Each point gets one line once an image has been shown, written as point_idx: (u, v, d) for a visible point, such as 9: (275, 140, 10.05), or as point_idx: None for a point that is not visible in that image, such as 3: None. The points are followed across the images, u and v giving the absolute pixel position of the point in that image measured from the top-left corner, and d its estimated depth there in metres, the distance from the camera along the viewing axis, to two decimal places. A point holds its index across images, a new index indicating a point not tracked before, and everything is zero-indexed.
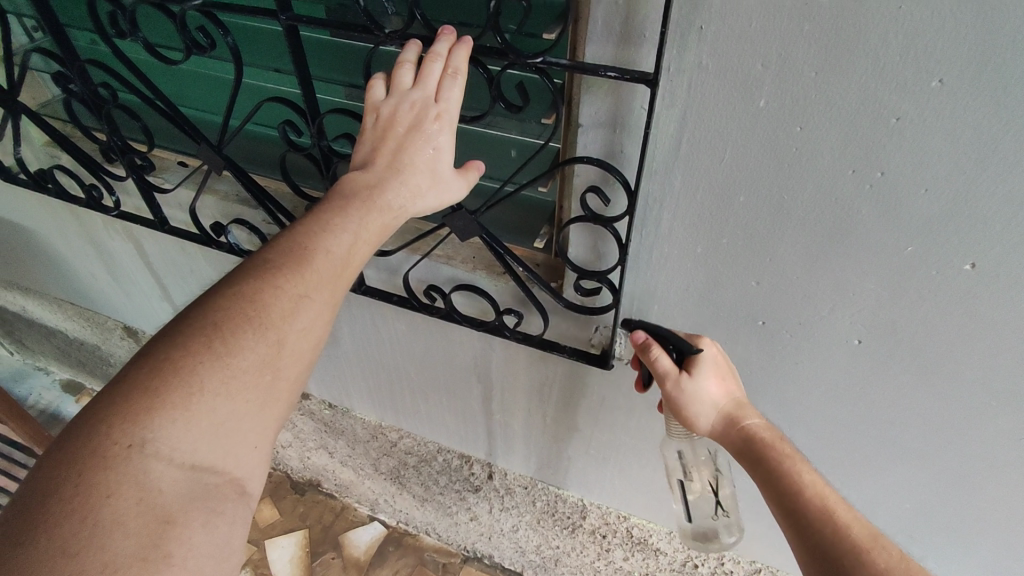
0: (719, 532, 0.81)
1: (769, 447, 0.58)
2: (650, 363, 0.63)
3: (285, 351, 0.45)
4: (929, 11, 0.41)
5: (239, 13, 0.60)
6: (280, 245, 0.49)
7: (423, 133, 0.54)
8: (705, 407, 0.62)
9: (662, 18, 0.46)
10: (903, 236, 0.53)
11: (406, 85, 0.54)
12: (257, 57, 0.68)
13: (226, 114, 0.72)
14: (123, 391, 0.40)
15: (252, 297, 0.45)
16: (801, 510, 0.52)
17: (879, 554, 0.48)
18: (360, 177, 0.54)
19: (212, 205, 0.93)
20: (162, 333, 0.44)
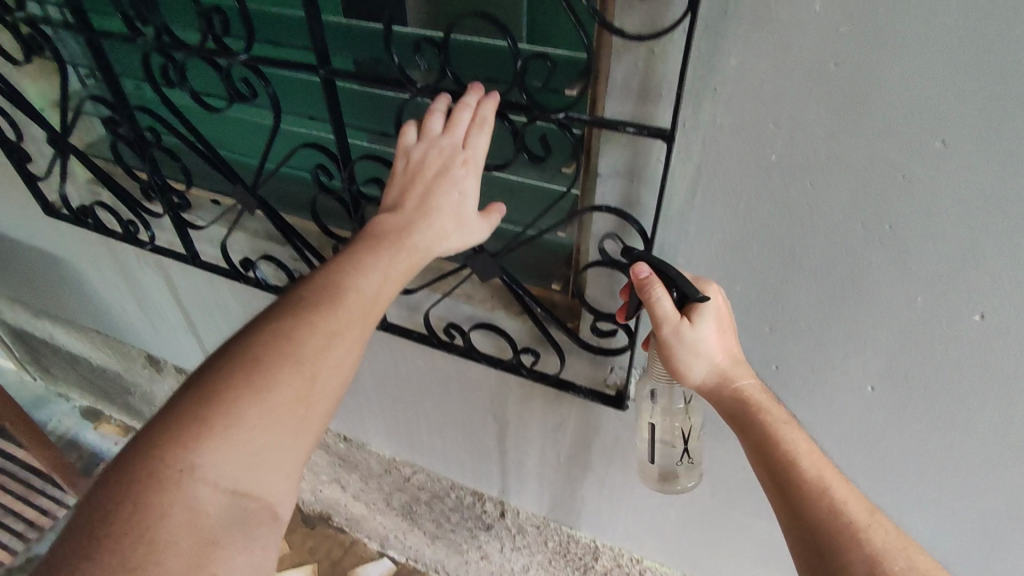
0: (677, 472, 0.73)
1: (765, 414, 0.56)
2: (650, 305, 0.55)
3: (319, 384, 0.47)
4: (930, 79, 0.44)
5: (281, 67, 0.64)
6: (317, 283, 0.52)
7: (451, 179, 0.57)
8: (700, 360, 0.58)
9: (678, 80, 0.50)
10: (913, 287, 0.55)
11: (436, 133, 0.57)
12: (294, 107, 0.72)
13: (263, 158, 0.76)
14: (173, 418, 0.43)
15: (290, 333, 0.47)
16: (798, 480, 0.51)
17: (875, 533, 0.48)
18: (389, 220, 0.57)
19: (241, 241, 0.96)
20: (208, 363, 0.46)
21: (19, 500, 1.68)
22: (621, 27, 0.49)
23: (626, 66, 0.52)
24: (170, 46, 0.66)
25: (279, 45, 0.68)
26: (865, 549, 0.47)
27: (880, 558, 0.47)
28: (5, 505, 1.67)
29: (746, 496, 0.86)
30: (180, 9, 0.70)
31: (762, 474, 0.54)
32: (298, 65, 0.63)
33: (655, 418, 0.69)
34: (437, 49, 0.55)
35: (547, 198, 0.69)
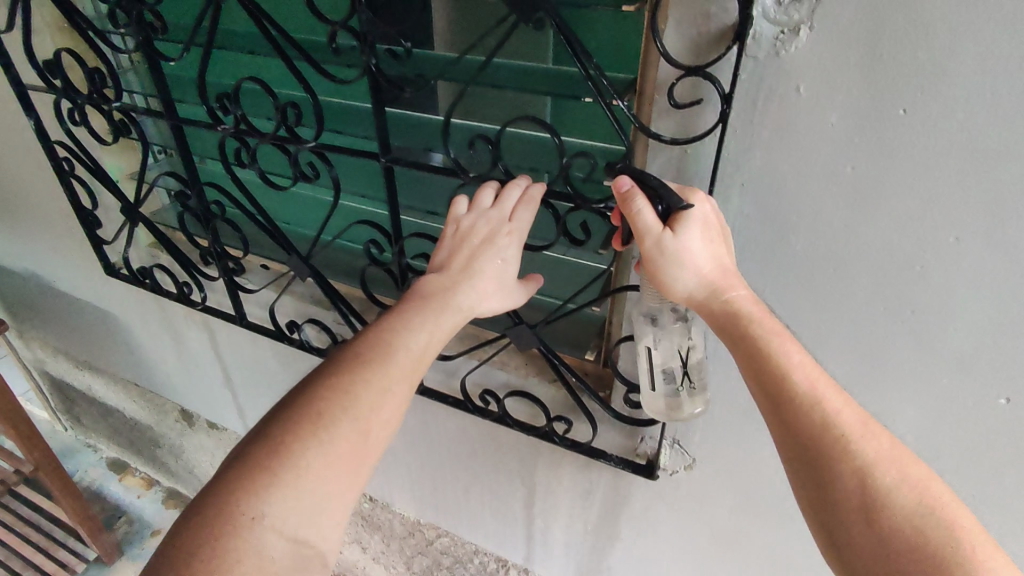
0: (681, 401, 0.64)
1: (755, 324, 0.49)
2: (633, 218, 0.51)
3: (372, 436, 0.51)
4: (941, 184, 0.48)
5: (346, 153, 0.71)
6: (370, 338, 0.55)
7: (495, 245, 0.61)
8: (687, 272, 0.52)
9: (709, 177, 0.55)
10: (937, 368, 0.58)
11: (486, 204, 0.62)
12: (352, 187, 0.79)
13: (319, 231, 0.82)
14: (245, 466, 0.47)
15: (348, 390, 0.51)
16: (789, 394, 0.46)
17: (868, 445, 0.45)
18: (435, 279, 0.60)
19: (289, 305, 1.02)
20: (275, 414, 0.50)
21: (42, 552, 1.70)
22: (658, 131, 0.55)
23: (661, 162, 0.57)
24: (246, 133, 0.74)
25: (344, 134, 0.75)
26: (855, 463, 0.44)
27: (872, 473, 0.44)
28: (28, 557, 1.68)
29: (777, 570, 0.85)
30: (257, 101, 0.78)
31: (751, 386, 0.49)
32: (361, 152, 0.70)
33: (650, 339, 0.63)
34: (491, 144, 0.61)
35: (584, 275, 0.73)
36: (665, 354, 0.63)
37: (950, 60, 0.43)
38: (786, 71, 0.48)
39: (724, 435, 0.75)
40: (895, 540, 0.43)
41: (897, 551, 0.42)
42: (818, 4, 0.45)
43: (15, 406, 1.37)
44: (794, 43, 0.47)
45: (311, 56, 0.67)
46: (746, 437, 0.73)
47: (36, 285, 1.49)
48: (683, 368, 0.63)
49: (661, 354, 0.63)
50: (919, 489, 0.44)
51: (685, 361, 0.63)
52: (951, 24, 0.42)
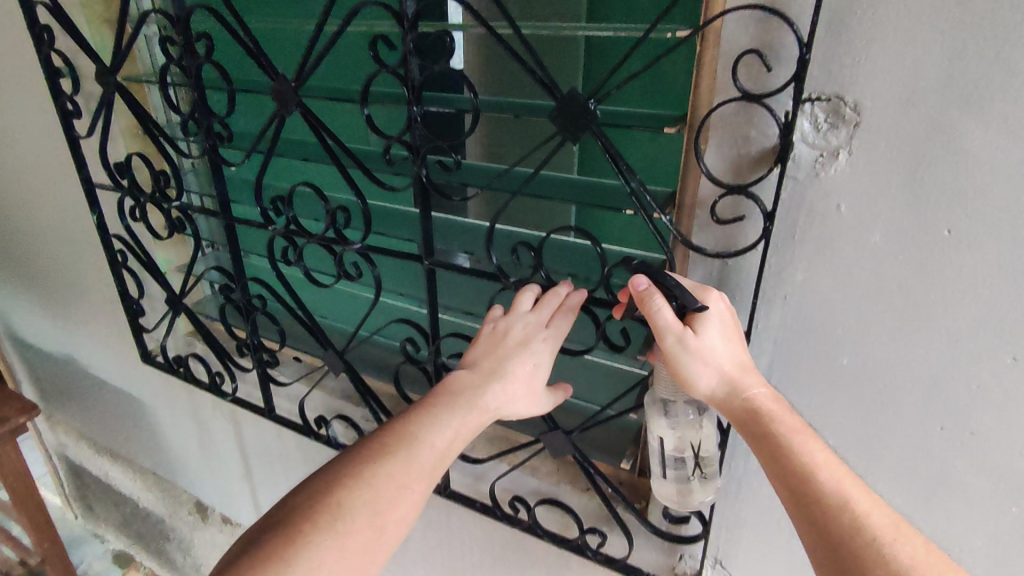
0: (692, 492, 0.61)
1: (777, 422, 0.48)
2: (650, 315, 0.51)
3: (385, 536, 0.49)
4: (992, 304, 0.47)
5: (391, 255, 0.73)
6: (397, 429, 0.54)
7: (529, 348, 0.60)
8: (707, 370, 0.51)
9: (751, 289, 0.55)
10: (1005, 496, 0.54)
11: (526, 308, 0.61)
12: (392, 285, 0.80)
13: (356, 327, 0.83)
14: (258, 555, 0.44)
15: (369, 483, 0.49)
16: (816, 493, 0.44)
17: (902, 550, 0.41)
18: (462, 376, 0.59)
19: (318, 398, 1.01)
20: (294, 502, 0.48)
21: None
22: (699, 243, 0.57)
23: (702, 271, 0.59)
24: (295, 233, 0.77)
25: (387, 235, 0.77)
26: (888, 570, 0.40)
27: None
28: None
29: None
30: (309, 203, 0.82)
31: (778, 487, 0.47)
32: (404, 254, 0.72)
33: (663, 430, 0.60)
34: (534, 251, 0.62)
35: (621, 380, 0.72)
36: (678, 444, 0.60)
37: (990, 186, 0.44)
38: (826, 192, 0.50)
39: (771, 558, 0.69)
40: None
41: None
42: (856, 130, 0.47)
43: (34, 492, 1.35)
44: (833, 165, 0.49)
45: (365, 165, 0.71)
46: (795, 561, 0.68)
47: (71, 370, 1.52)
48: (695, 459, 0.61)
49: (674, 444, 0.60)
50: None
51: (698, 452, 0.60)
52: (988, 154, 0.43)
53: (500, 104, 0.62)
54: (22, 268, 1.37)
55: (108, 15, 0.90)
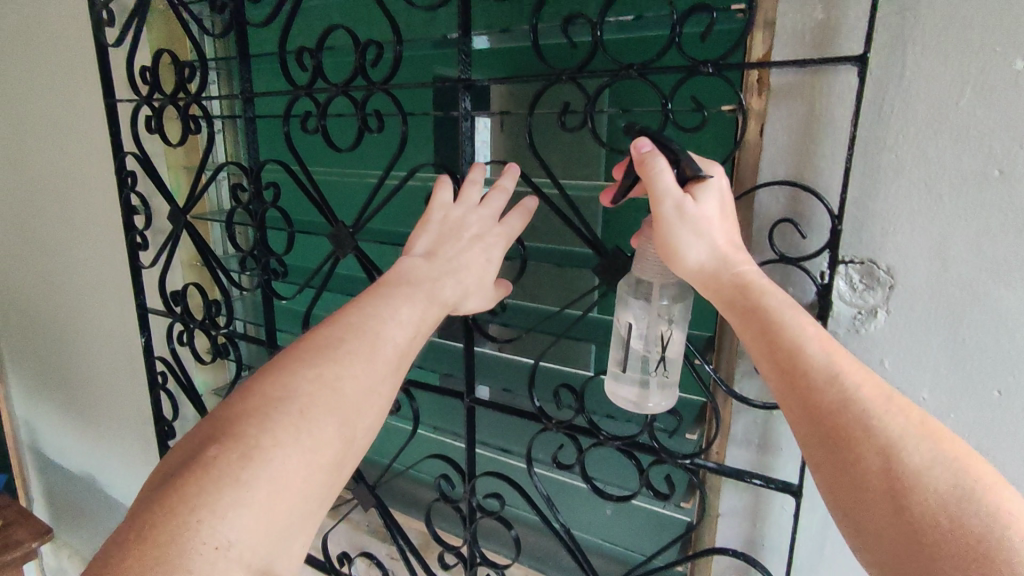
0: (649, 392, 0.55)
1: (767, 295, 0.44)
2: (647, 178, 0.47)
3: (351, 449, 0.47)
4: None
5: (431, 389, 0.74)
6: (355, 325, 0.50)
7: (484, 243, 0.59)
8: (700, 242, 0.47)
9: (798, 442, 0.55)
10: None
11: (474, 204, 0.59)
12: (427, 417, 0.80)
13: (390, 460, 0.82)
14: (205, 475, 0.40)
15: (334, 385, 0.46)
16: (804, 369, 0.41)
17: (891, 422, 0.38)
18: (418, 269, 0.56)
19: (343, 531, 0.98)
20: (243, 410, 0.43)
21: None
22: (743, 389, 0.59)
23: (747, 420, 0.58)
24: None
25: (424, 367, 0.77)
26: (876, 443, 0.38)
27: (897, 452, 0.38)
28: None
29: None
30: None
31: (766, 365, 0.44)
32: (443, 389, 0.73)
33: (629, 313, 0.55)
34: (575, 393, 0.62)
35: (666, 528, 0.69)
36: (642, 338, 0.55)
37: None
38: (868, 346, 0.51)
39: None
40: (923, 530, 0.36)
41: (931, 543, 0.35)
42: (891, 292, 0.49)
43: None
44: (872, 323, 0.51)
45: None
46: None
47: (88, 487, 1.49)
48: (660, 356, 0.55)
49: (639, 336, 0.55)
50: (956, 471, 0.36)
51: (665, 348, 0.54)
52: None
53: (544, 252, 0.65)
54: (64, 387, 1.40)
55: (187, 162, 1.01)
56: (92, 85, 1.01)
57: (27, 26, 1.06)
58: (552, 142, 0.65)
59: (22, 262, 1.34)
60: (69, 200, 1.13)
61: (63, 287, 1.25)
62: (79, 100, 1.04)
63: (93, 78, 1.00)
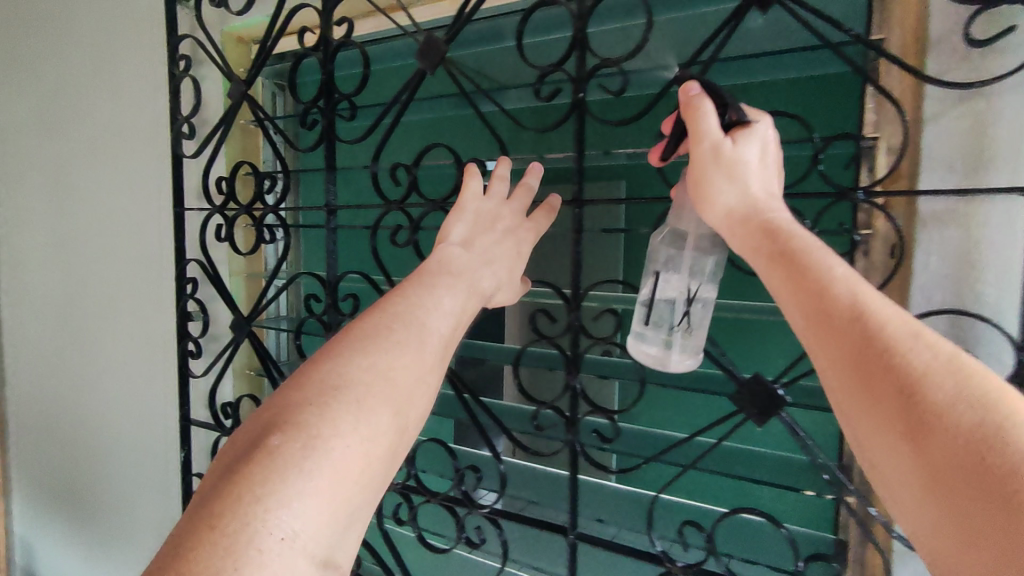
0: (671, 351, 0.56)
1: (794, 242, 0.44)
2: (694, 119, 0.51)
3: (405, 438, 0.46)
4: None
5: (527, 522, 0.67)
6: (402, 313, 0.50)
7: (517, 237, 0.61)
8: (732, 185, 0.49)
9: None
10: None
11: (502, 198, 0.61)
12: (521, 558, 0.71)
13: None
14: (270, 466, 0.38)
15: (386, 375, 0.46)
16: (830, 307, 0.40)
17: (916, 356, 0.36)
18: (457, 257, 0.57)
19: None
20: (303, 399, 0.42)
21: None
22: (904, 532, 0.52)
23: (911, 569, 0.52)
24: (413, 491, 0.74)
25: (522, 499, 0.69)
26: (900, 376, 0.36)
27: (917, 387, 0.35)
28: None
29: None
30: (432, 458, 0.77)
31: (794, 307, 0.43)
32: (543, 523, 0.65)
33: (659, 263, 0.56)
34: (705, 533, 0.55)
35: None
36: (673, 292, 0.56)
37: None
38: None
39: None
40: (945, 466, 0.33)
41: (957, 480, 0.32)
42: None
43: None
44: None
45: (505, 422, 0.68)
46: None
47: None
48: (687, 313, 0.56)
49: (669, 291, 0.56)
50: (983, 408, 0.33)
51: (693, 304, 0.55)
52: None
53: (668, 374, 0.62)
54: (76, 505, 1.30)
55: (250, 270, 1.00)
56: (154, 191, 1.02)
57: (91, 141, 1.10)
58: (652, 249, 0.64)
59: (52, 379, 1.28)
60: (114, 307, 1.12)
61: (96, 403, 1.19)
62: (139, 206, 1.05)
63: (144, 178, 1.03)
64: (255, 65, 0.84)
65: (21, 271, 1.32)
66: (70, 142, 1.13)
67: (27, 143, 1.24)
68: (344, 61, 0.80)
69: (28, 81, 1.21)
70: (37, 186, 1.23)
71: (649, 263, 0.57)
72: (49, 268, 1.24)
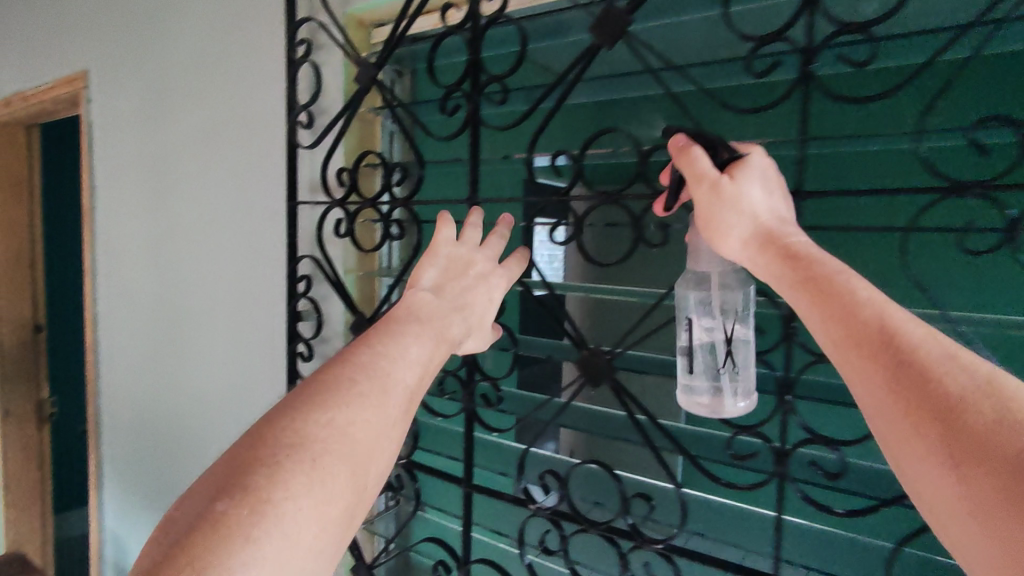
0: (722, 395, 0.55)
1: (820, 265, 0.43)
2: (689, 163, 0.51)
3: (364, 495, 0.44)
4: None
5: (714, 566, 0.57)
6: (366, 364, 0.47)
7: (488, 283, 0.62)
8: (743, 218, 0.49)
9: None
10: None
11: (475, 244, 0.63)
12: None
13: None
14: (213, 535, 0.35)
15: (344, 431, 0.43)
16: (858, 331, 0.39)
17: (953, 379, 0.34)
18: (428, 304, 0.56)
19: None
20: (256, 455, 0.39)
21: None
22: None
23: None
24: (569, 519, 0.66)
25: (706, 535, 0.60)
26: (936, 400, 0.34)
27: (957, 410, 0.33)
28: None
29: None
30: (587, 481, 0.69)
31: (824, 333, 0.42)
32: (737, 566, 0.56)
33: (689, 309, 0.57)
34: None
35: None
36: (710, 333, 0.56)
37: None
38: None
39: None
40: (987, 494, 0.30)
41: (1002, 511, 0.29)
42: None
43: None
44: None
45: (688, 448, 0.60)
46: None
47: None
48: (727, 349, 0.56)
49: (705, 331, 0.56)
50: None
51: (732, 340, 0.55)
52: None
53: None
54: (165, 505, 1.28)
55: (367, 269, 0.94)
56: (258, 190, 0.99)
57: (200, 136, 1.09)
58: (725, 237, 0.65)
59: (146, 378, 1.28)
60: (200, 310, 1.13)
61: (186, 403, 1.19)
62: (242, 207, 1.02)
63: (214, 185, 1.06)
64: (389, 46, 0.77)
65: (114, 267, 1.36)
66: (167, 143, 1.17)
67: (128, 146, 1.29)
68: (493, 39, 0.73)
69: (134, 86, 1.26)
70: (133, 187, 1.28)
71: (679, 310, 0.58)
72: (140, 264, 1.27)
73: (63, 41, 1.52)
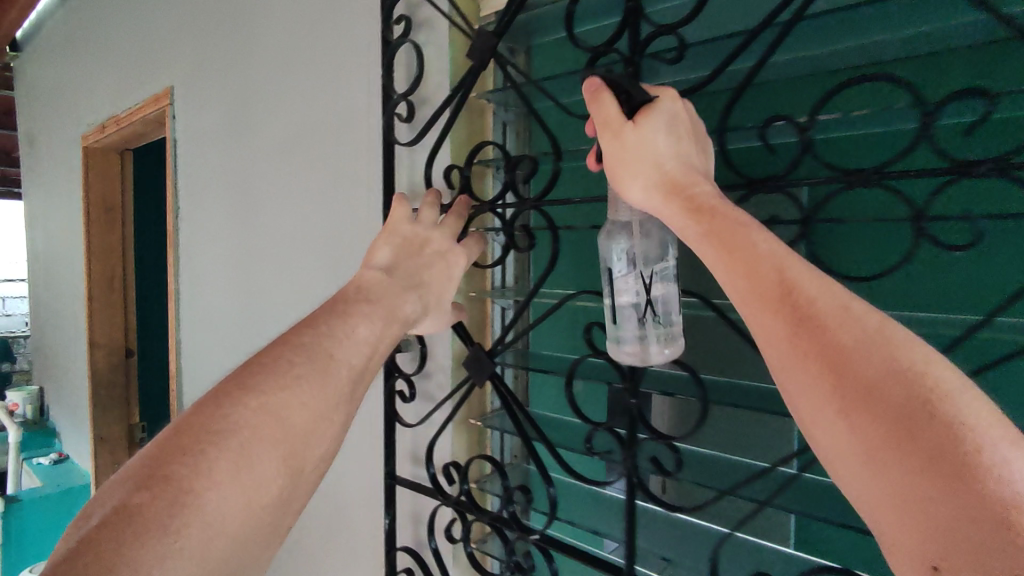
0: (647, 344, 0.48)
1: (720, 211, 0.38)
2: (599, 108, 0.44)
3: (300, 481, 0.41)
4: None
5: None
6: (306, 344, 0.44)
7: (446, 262, 0.55)
8: (645, 167, 0.42)
9: None
10: None
11: (431, 223, 0.56)
12: None
13: None
14: (122, 528, 0.32)
15: (278, 414, 0.40)
16: (760, 284, 0.35)
17: (845, 333, 0.32)
18: (378, 282, 0.50)
19: None
20: (178, 443, 0.36)
21: None
22: None
23: None
24: None
25: None
26: (835, 359, 0.31)
27: (851, 370, 0.31)
28: None
29: None
30: None
31: (726, 286, 0.37)
32: None
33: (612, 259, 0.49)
34: None
35: None
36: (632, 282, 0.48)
37: None
38: None
39: None
40: (885, 449, 0.29)
41: (890, 462, 0.29)
42: None
43: None
44: None
45: None
46: None
47: None
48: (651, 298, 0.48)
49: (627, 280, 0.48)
50: (921, 387, 0.29)
51: (653, 289, 0.48)
52: None
53: None
54: None
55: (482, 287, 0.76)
56: (329, 196, 0.89)
57: (261, 136, 1.04)
58: (838, 236, 0.53)
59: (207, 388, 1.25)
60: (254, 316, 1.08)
61: None
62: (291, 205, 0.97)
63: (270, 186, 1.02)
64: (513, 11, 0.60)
65: (181, 273, 1.32)
66: (236, 149, 1.12)
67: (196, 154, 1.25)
68: None
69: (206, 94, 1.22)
70: (201, 195, 1.24)
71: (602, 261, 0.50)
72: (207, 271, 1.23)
73: (150, 64, 1.48)
